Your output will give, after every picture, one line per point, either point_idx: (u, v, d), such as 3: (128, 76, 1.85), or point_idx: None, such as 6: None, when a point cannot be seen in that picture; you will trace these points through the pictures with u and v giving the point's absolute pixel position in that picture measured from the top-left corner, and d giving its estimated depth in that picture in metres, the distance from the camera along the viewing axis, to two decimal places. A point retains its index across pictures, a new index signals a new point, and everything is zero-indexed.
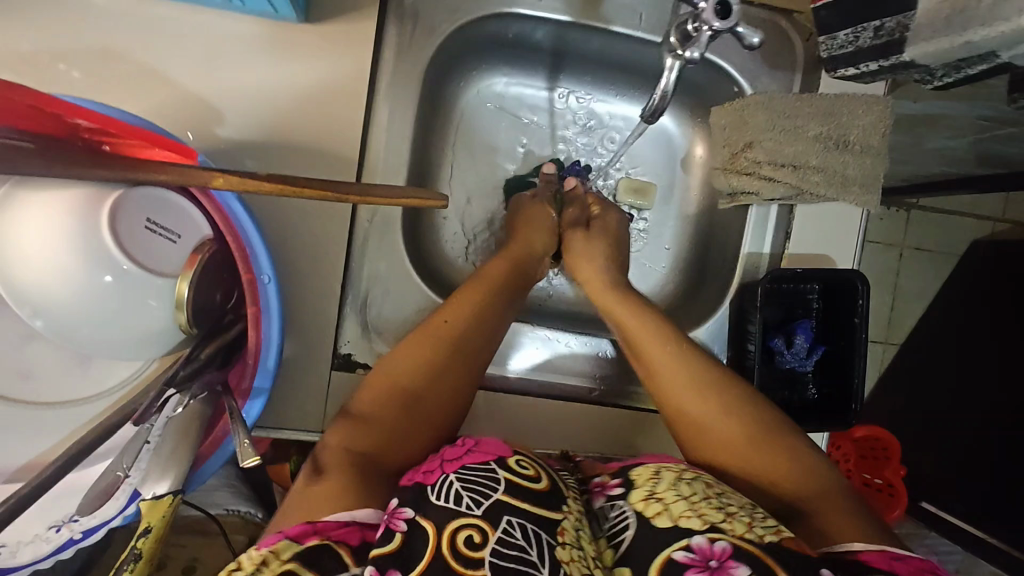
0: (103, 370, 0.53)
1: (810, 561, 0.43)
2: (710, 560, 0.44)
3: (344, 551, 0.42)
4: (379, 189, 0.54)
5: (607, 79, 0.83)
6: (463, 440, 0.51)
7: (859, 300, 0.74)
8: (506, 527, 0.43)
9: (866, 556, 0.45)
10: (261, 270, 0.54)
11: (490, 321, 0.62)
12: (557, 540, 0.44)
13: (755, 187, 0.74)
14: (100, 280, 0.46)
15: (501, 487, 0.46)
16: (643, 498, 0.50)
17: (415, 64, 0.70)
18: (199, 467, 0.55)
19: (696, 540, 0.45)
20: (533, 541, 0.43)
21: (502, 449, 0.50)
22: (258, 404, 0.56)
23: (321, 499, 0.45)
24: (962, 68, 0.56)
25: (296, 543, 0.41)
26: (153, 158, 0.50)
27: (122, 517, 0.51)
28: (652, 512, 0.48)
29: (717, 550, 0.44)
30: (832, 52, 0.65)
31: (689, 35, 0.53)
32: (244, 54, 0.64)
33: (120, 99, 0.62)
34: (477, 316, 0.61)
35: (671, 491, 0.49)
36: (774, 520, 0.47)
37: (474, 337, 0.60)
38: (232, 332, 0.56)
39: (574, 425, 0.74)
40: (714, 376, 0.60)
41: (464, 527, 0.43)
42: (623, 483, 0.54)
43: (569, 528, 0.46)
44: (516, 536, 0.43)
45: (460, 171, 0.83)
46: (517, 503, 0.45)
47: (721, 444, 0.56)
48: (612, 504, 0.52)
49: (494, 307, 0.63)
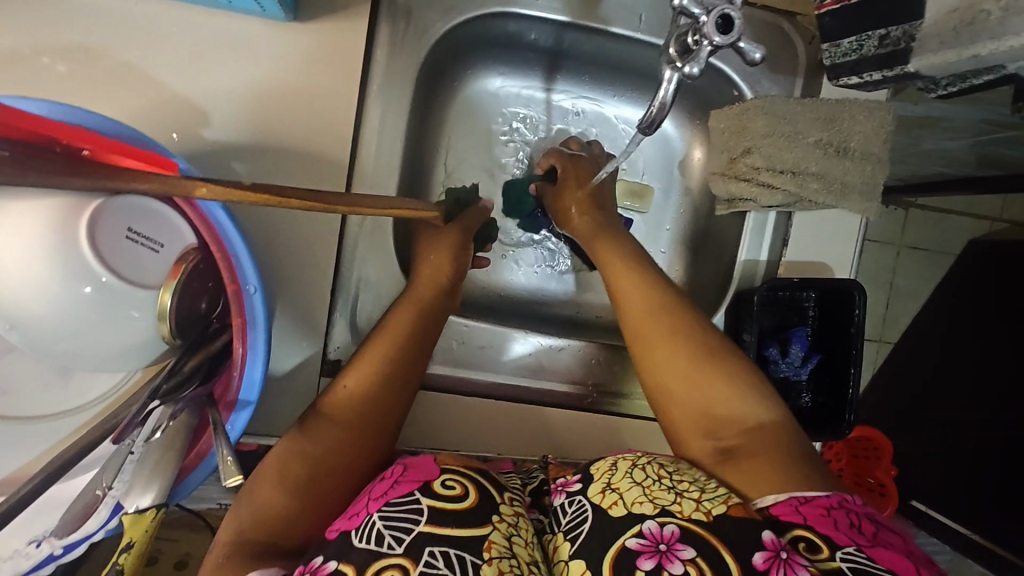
0: (85, 381, 0.52)
1: (753, 523, 0.45)
2: (659, 544, 0.45)
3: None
4: (370, 199, 0.53)
5: (605, 80, 0.82)
6: (390, 470, 0.49)
7: (856, 310, 0.72)
8: (428, 559, 0.42)
9: (776, 510, 0.47)
10: (247, 281, 0.52)
11: (412, 354, 0.57)
12: (482, 558, 0.43)
13: (753, 194, 0.72)
14: (80, 292, 0.45)
15: (423, 518, 0.44)
16: (600, 490, 0.50)
17: (408, 63, 0.68)
18: (184, 479, 0.54)
19: (646, 524, 0.46)
20: (455, 566, 0.42)
21: (430, 472, 0.48)
22: (244, 416, 0.54)
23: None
24: (968, 78, 0.56)
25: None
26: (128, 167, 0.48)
27: (104, 531, 0.49)
28: (609, 503, 0.48)
29: (666, 533, 0.45)
30: (835, 60, 0.63)
31: (689, 48, 0.50)
32: (231, 53, 0.62)
33: (101, 98, 0.60)
34: (395, 352, 0.56)
35: (626, 480, 0.49)
36: (722, 488, 0.49)
37: (396, 377, 0.55)
38: (217, 343, 0.55)
39: (569, 434, 0.72)
40: (682, 329, 0.59)
41: (386, 568, 0.42)
42: (583, 477, 0.52)
43: (495, 542, 0.45)
44: (438, 566, 0.42)
45: (454, 170, 0.81)
46: (440, 533, 0.44)
47: (693, 423, 0.55)
48: (571, 500, 0.50)
49: (411, 342, 0.57)
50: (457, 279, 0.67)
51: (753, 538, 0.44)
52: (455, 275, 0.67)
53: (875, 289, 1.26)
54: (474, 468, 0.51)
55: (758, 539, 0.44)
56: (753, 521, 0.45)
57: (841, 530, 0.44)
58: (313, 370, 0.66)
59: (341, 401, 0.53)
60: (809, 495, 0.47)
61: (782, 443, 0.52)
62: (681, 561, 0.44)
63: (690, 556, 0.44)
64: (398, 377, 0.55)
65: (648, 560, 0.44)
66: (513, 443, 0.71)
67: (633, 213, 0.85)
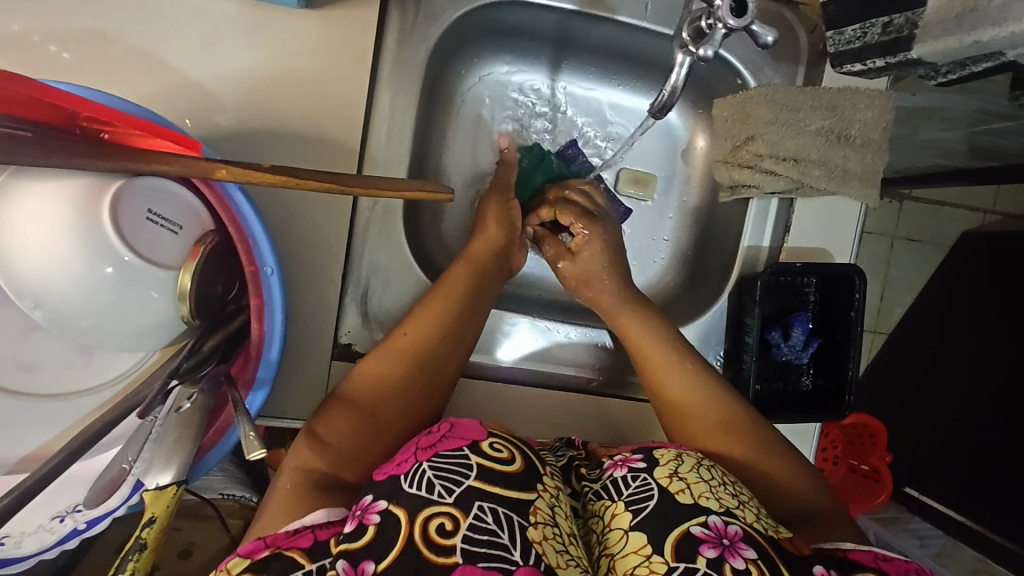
0: (105, 360, 0.53)
1: (804, 558, 0.48)
2: (721, 538, 0.47)
3: (297, 552, 0.44)
4: (386, 181, 0.54)
5: (610, 69, 0.83)
6: (438, 426, 0.52)
7: (856, 294, 0.74)
8: (478, 512, 0.45)
9: (858, 555, 0.49)
10: (264, 262, 0.53)
11: (460, 322, 0.64)
12: (529, 520, 0.47)
13: (755, 181, 0.74)
14: (102, 272, 0.46)
15: (473, 472, 0.48)
16: (666, 475, 0.52)
17: (417, 50, 0.69)
18: (202, 457, 0.55)
19: (712, 518, 0.48)
20: (504, 524, 0.45)
21: (477, 432, 0.52)
22: (261, 395, 0.56)
23: (282, 512, 0.48)
24: (968, 65, 0.58)
25: (246, 559, 0.43)
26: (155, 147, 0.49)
27: (125, 507, 0.51)
28: (676, 488, 0.50)
29: (729, 530, 0.47)
30: (838, 47, 0.64)
31: (703, 31, 0.52)
32: (243, 41, 0.62)
33: (115, 83, 0.60)
34: (444, 321, 0.63)
35: (693, 473, 0.52)
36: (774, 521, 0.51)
37: (439, 362, 0.61)
38: (235, 324, 0.55)
39: (573, 418, 0.75)
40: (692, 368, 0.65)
41: (436, 515, 0.45)
42: (646, 458, 0.54)
43: (541, 508, 0.48)
44: (486, 520, 0.45)
45: (458, 159, 0.82)
46: (490, 489, 0.47)
47: (714, 433, 0.60)
48: (634, 475, 0.52)
49: (463, 311, 0.65)
50: (509, 245, 0.74)
51: (803, 565, 0.47)
52: (510, 249, 0.74)
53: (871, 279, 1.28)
54: (517, 438, 0.55)
55: (809, 568, 0.47)
56: (803, 555, 0.48)
57: None
58: (326, 352, 0.67)
59: (388, 388, 0.58)
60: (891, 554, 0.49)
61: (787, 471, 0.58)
62: (743, 558, 0.45)
63: (752, 556, 0.46)
64: (451, 339, 0.62)
65: (712, 548, 0.46)
66: (518, 424, 0.74)
67: (636, 201, 0.86)
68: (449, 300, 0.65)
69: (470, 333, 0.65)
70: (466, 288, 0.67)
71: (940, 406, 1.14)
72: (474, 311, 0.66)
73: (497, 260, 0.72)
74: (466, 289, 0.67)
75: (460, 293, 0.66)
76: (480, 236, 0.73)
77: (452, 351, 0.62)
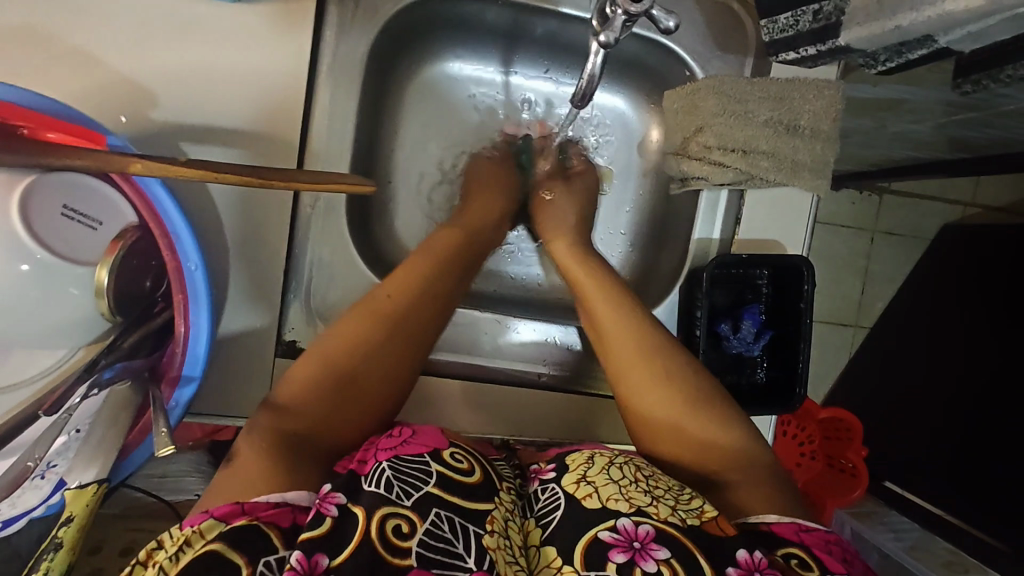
0: (23, 357, 0.50)
1: (728, 542, 0.45)
2: (632, 541, 0.45)
3: (274, 531, 0.41)
4: (310, 174, 0.54)
5: (562, 63, 0.82)
6: (399, 430, 0.51)
7: (805, 285, 0.74)
8: (435, 519, 0.44)
9: (777, 528, 0.48)
10: (187, 259, 0.53)
11: (444, 290, 0.63)
12: (485, 528, 0.45)
13: (705, 173, 0.74)
14: (16, 269, 0.46)
15: (432, 480, 0.46)
16: (575, 480, 0.50)
17: (359, 45, 0.69)
18: (128, 456, 0.55)
19: (621, 521, 0.46)
20: (459, 533, 0.44)
21: (438, 440, 0.50)
22: (188, 391, 0.55)
23: (239, 485, 0.44)
24: (903, 53, 0.58)
25: (222, 524, 0.41)
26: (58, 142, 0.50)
27: (45, 506, 0.51)
28: (584, 494, 0.49)
29: (640, 532, 0.45)
30: (773, 36, 0.67)
31: (608, 16, 0.54)
32: (178, 37, 0.62)
33: (45, 79, 0.59)
34: (427, 287, 0.61)
35: (602, 475, 0.50)
36: (698, 501, 0.49)
37: (401, 325, 0.57)
38: (157, 321, 0.56)
39: (524, 417, 0.74)
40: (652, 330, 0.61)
41: (393, 516, 0.43)
42: (557, 467, 0.54)
43: (497, 517, 0.46)
44: (443, 529, 0.43)
45: (409, 154, 0.82)
46: (450, 498, 0.45)
47: (673, 407, 0.56)
48: (544, 487, 0.52)
49: (448, 286, 0.63)
50: (502, 231, 0.76)
51: (727, 555, 0.44)
52: (495, 222, 0.76)
53: (848, 273, 1.27)
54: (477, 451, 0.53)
55: (733, 555, 0.44)
56: (728, 538, 0.46)
57: (835, 559, 0.46)
58: (269, 350, 0.66)
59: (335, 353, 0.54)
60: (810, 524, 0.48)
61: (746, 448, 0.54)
62: (655, 560, 0.44)
63: (664, 557, 0.44)
64: (435, 306, 0.61)
65: (621, 553, 0.45)
66: (469, 424, 0.72)
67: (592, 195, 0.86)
68: (434, 268, 0.63)
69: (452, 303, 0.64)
70: (456, 259, 0.66)
71: (924, 402, 1.13)
72: (460, 281, 0.65)
73: (490, 230, 0.75)
74: (456, 260, 0.66)
75: (443, 266, 0.64)
76: (470, 211, 0.75)
77: (434, 318, 0.60)
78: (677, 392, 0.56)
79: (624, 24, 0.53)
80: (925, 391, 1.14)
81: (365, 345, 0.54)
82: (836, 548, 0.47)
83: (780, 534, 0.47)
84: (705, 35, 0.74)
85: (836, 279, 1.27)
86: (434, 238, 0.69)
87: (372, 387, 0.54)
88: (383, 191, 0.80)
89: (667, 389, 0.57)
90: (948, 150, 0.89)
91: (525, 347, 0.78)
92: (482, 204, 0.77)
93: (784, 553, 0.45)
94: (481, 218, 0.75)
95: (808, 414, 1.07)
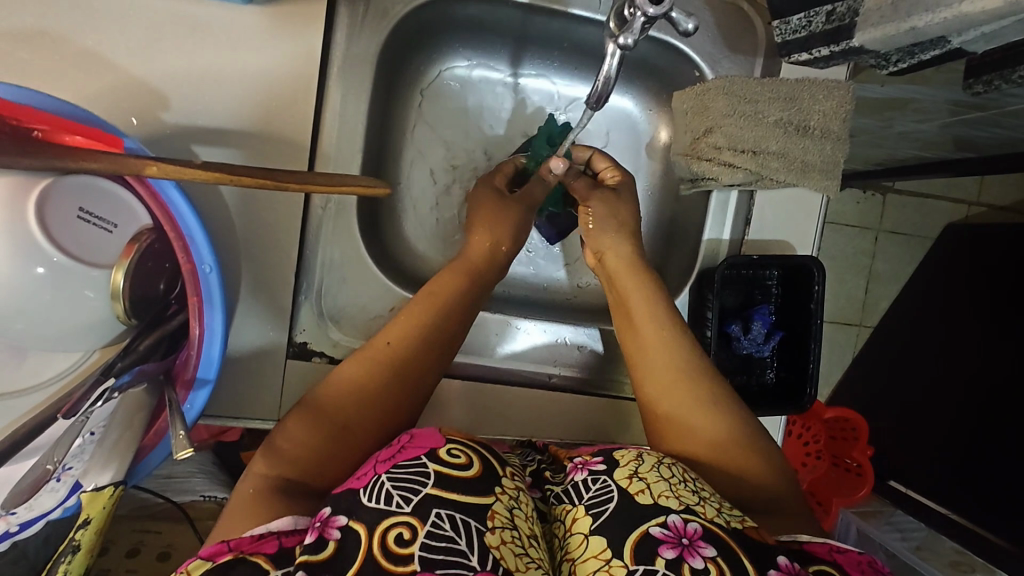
0: (39, 361, 0.53)
1: (769, 548, 0.46)
2: (681, 538, 0.46)
3: (261, 558, 0.42)
4: (323, 176, 0.54)
5: (572, 62, 0.82)
6: (397, 437, 0.51)
7: (815, 286, 0.74)
8: (435, 520, 0.44)
9: (813, 547, 0.49)
10: (203, 260, 0.53)
11: (451, 325, 0.62)
12: (486, 525, 0.45)
13: (715, 173, 0.73)
14: (32, 272, 0.46)
15: (430, 481, 0.46)
16: (627, 476, 0.51)
17: (368, 46, 0.69)
18: (142, 459, 0.55)
19: (672, 518, 0.47)
20: (461, 530, 0.44)
21: (434, 440, 0.50)
22: (202, 395, 0.55)
23: (244, 516, 0.45)
24: (916, 53, 0.59)
25: (208, 561, 0.41)
26: (73, 145, 0.50)
27: (61, 508, 0.52)
28: (636, 489, 0.49)
29: (689, 529, 0.46)
30: (785, 36, 0.69)
31: (625, 19, 0.54)
32: (188, 38, 0.62)
33: (56, 80, 0.59)
34: (432, 323, 0.61)
35: (653, 472, 0.51)
36: (739, 511, 0.50)
37: (424, 339, 0.59)
38: (172, 323, 0.56)
39: (537, 416, 0.74)
40: (680, 341, 0.63)
41: (394, 525, 0.43)
42: (606, 459, 0.53)
43: (499, 512, 0.46)
44: (444, 527, 0.44)
45: (418, 155, 0.82)
46: (448, 496, 0.45)
47: (695, 417, 0.57)
48: (594, 478, 0.51)
49: (465, 304, 0.65)
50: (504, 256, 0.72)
51: (768, 558, 0.45)
52: (506, 256, 0.72)
53: (852, 273, 1.27)
54: (478, 442, 0.52)
55: (774, 560, 0.45)
56: (766, 545, 0.47)
57: None
58: (281, 352, 0.66)
59: (358, 367, 0.56)
60: (845, 547, 0.49)
61: (769, 464, 0.55)
62: (703, 557, 0.44)
63: (712, 555, 0.45)
64: (451, 321, 0.63)
65: (671, 549, 0.45)
66: (483, 424, 0.73)
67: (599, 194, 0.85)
68: (438, 305, 0.62)
69: (461, 338, 0.64)
70: (458, 296, 0.64)
71: (931, 402, 1.13)
72: (478, 297, 0.67)
73: (498, 269, 0.71)
74: (458, 296, 0.64)
75: (461, 285, 0.66)
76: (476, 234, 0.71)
77: (445, 344, 0.61)
78: (700, 402, 0.58)
79: (643, 26, 0.53)
80: (930, 390, 1.14)
81: (371, 385, 0.55)
82: (870, 568, 0.47)
83: (813, 553, 0.48)
84: (713, 35, 0.74)
85: (841, 278, 1.27)
86: (435, 280, 0.66)
87: (384, 427, 0.54)
88: (392, 192, 0.80)
89: (689, 404, 0.58)
90: (953, 149, 0.89)
91: (535, 347, 0.78)
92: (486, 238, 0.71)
93: (816, 569, 0.46)
94: (495, 231, 0.71)
95: (814, 415, 1.08)
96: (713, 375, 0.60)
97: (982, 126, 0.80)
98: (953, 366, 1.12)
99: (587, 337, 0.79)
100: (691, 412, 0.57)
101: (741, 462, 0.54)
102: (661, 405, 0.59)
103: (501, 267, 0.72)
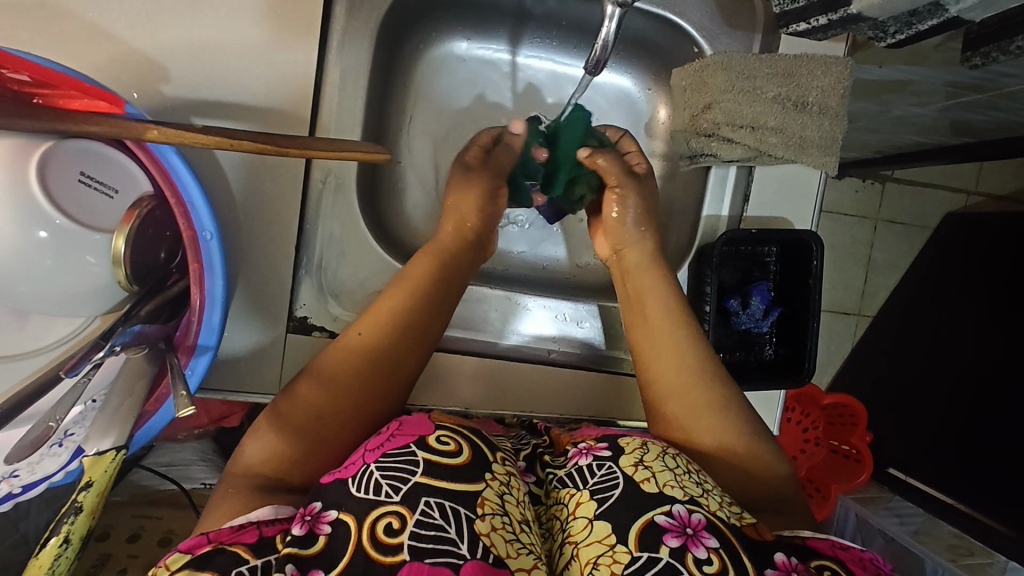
0: (40, 326, 0.54)
1: (768, 545, 0.47)
2: (686, 527, 0.46)
3: (242, 547, 0.42)
4: (325, 142, 0.54)
5: (571, 39, 0.82)
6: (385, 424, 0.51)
7: (813, 260, 0.74)
8: (425, 508, 0.44)
9: (816, 543, 0.49)
10: (203, 227, 0.54)
11: (434, 310, 0.61)
12: (476, 513, 0.45)
13: (714, 149, 0.74)
14: (35, 236, 0.47)
15: (419, 469, 0.46)
16: (632, 464, 0.51)
17: (369, 22, 0.69)
18: (145, 424, 0.55)
19: (677, 507, 0.47)
20: (450, 518, 0.44)
21: (425, 427, 0.50)
22: (203, 361, 0.56)
23: (230, 508, 0.46)
24: (914, 24, 0.60)
25: (188, 553, 0.42)
26: (81, 107, 0.51)
27: (64, 473, 0.52)
28: (641, 477, 0.50)
29: (694, 520, 0.46)
30: (783, 7, 0.68)
31: None
32: (188, 9, 0.62)
33: (59, 51, 0.59)
34: (408, 308, 0.60)
35: (658, 461, 0.51)
36: (739, 507, 0.51)
37: (409, 331, 0.59)
38: (173, 290, 0.57)
39: (535, 395, 0.74)
40: (679, 335, 0.62)
41: (384, 514, 0.44)
42: (610, 446, 0.54)
43: (489, 498, 0.46)
44: (434, 516, 0.44)
45: (417, 133, 0.82)
46: (437, 485, 0.45)
47: (693, 415, 0.58)
48: (600, 464, 0.52)
49: (448, 287, 0.64)
50: (483, 234, 0.72)
51: (766, 556, 0.46)
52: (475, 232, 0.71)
53: (850, 262, 1.27)
54: (467, 428, 0.52)
55: (771, 557, 0.46)
56: (766, 542, 0.47)
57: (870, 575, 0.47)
58: (283, 324, 0.67)
59: (344, 357, 0.56)
60: (847, 543, 0.50)
61: (768, 459, 0.56)
62: (705, 547, 0.45)
63: (714, 546, 0.45)
64: (434, 306, 0.61)
65: (674, 538, 0.46)
66: (480, 399, 0.73)
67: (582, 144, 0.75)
68: (415, 291, 0.61)
69: (442, 325, 0.62)
70: (431, 281, 0.63)
71: (930, 389, 1.13)
72: (466, 273, 0.68)
73: (472, 250, 0.70)
74: (431, 282, 0.63)
75: (446, 265, 0.66)
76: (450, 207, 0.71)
77: (429, 330, 0.61)
78: (699, 399, 0.58)
79: None
80: (927, 376, 1.14)
81: (354, 376, 0.55)
82: (871, 564, 0.48)
83: (818, 548, 0.49)
84: (713, 11, 0.74)
85: (839, 268, 1.27)
86: (408, 266, 0.65)
87: (363, 415, 0.54)
88: (393, 173, 0.80)
89: (688, 402, 0.58)
90: (951, 134, 0.90)
91: (537, 324, 0.79)
92: (459, 213, 0.71)
93: (819, 565, 0.47)
94: (466, 214, 0.71)
95: (813, 399, 1.08)
96: (711, 370, 0.60)
97: (977, 112, 0.80)
98: (950, 352, 1.12)
99: (586, 313, 0.80)
100: (688, 410, 0.58)
101: (739, 460, 0.56)
102: (665, 408, 0.59)
103: (478, 247, 0.71)
